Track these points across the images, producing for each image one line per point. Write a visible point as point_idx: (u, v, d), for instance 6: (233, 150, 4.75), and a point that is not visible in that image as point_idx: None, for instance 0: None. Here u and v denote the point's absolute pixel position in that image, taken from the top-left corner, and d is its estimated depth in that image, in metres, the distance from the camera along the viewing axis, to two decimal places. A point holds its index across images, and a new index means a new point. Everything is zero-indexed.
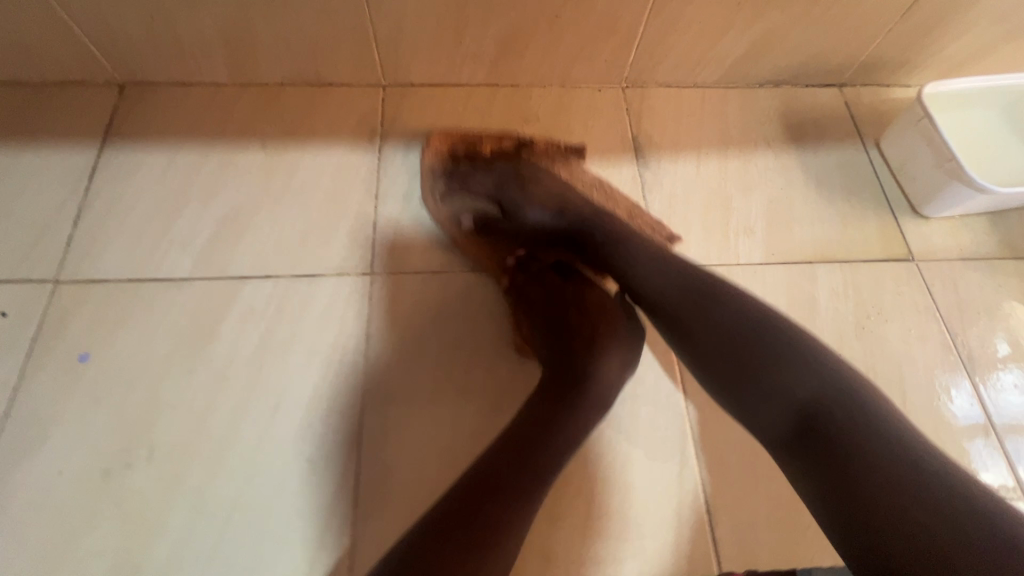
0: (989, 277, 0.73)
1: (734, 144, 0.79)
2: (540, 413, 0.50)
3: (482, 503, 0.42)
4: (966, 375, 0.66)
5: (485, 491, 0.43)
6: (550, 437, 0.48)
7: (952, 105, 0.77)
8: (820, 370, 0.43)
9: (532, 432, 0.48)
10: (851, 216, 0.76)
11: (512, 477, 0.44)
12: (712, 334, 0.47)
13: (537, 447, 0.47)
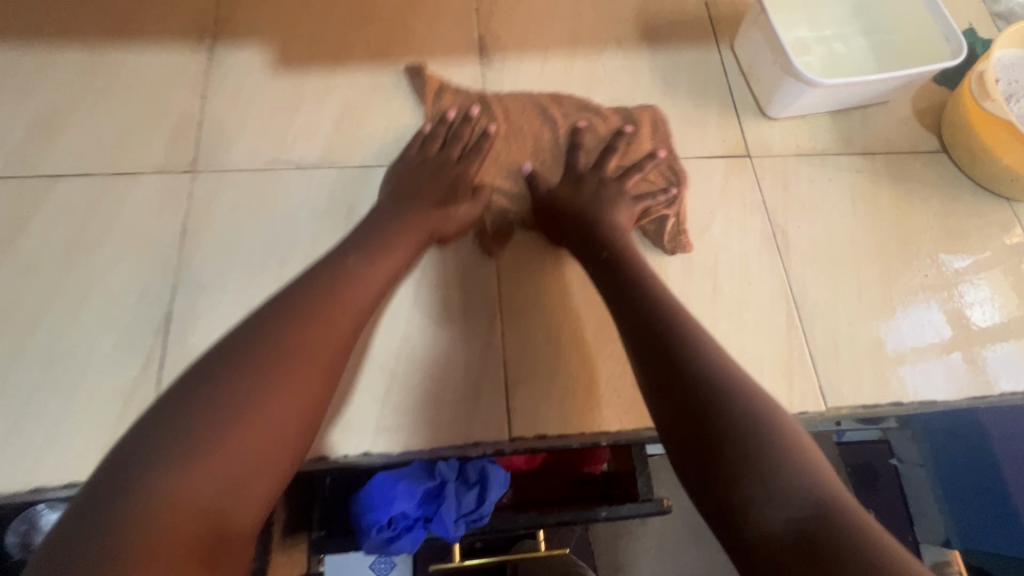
0: (824, 172, 0.74)
1: (584, 45, 0.78)
2: (261, 333, 0.46)
3: (195, 422, 0.41)
4: (782, 263, 0.68)
5: (190, 411, 0.41)
6: (290, 355, 0.46)
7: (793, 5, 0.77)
8: (728, 378, 0.46)
9: (250, 361, 0.44)
10: (693, 116, 0.75)
11: (258, 393, 0.43)
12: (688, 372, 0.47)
13: (266, 372, 0.44)
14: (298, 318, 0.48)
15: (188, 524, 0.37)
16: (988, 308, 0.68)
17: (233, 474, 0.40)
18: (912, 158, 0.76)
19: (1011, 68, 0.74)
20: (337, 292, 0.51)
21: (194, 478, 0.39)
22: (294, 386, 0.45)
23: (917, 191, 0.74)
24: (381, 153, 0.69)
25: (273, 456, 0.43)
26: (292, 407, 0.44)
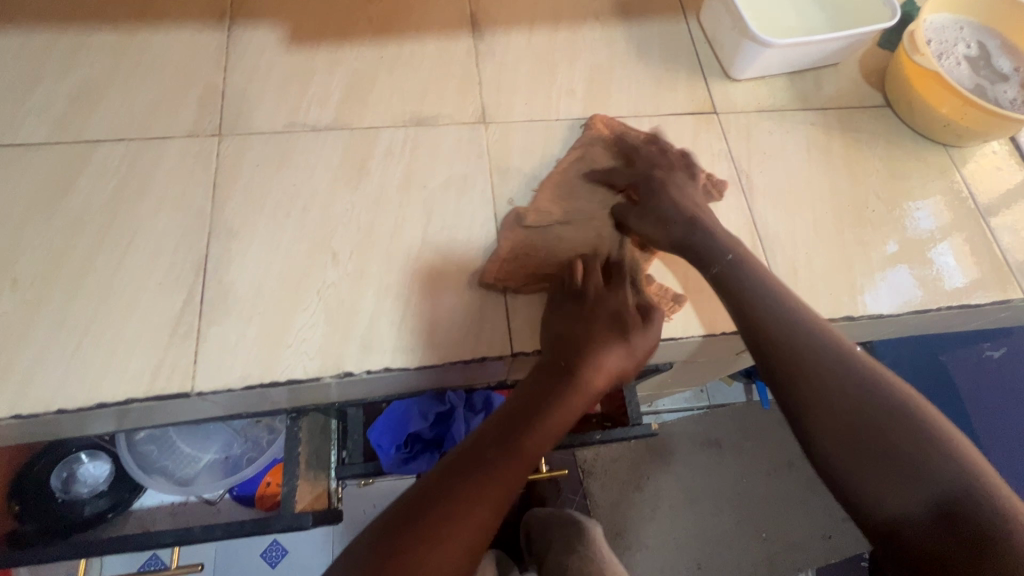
0: (781, 125, 0.83)
1: (565, 19, 0.87)
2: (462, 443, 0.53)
3: (443, 505, 0.49)
4: (746, 203, 0.77)
5: (436, 508, 0.49)
6: (510, 451, 0.53)
7: None
8: (811, 375, 0.51)
9: (465, 465, 0.51)
10: (665, 80, 0.84)
11: (476, 489, 0.50)
12: (801, 381, 0.51)
13: (482, 467, 0.51)
14: (502, 441, 0.53)
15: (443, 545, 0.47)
16: (953, 271, 0.76)
17: (478, 525, 0.49)
18: (861, 112, 0.86)
19: (941, 31, 0.85)
20: (546, 399, 0.56)
21: (457, 532, 0.48)
22: (519, 467, 0.53)
23: (864, 140, 0.84)
24: (388, 116, 0.77)
25: (497, 508, 0.50)
26: (518, 467, 0.53)
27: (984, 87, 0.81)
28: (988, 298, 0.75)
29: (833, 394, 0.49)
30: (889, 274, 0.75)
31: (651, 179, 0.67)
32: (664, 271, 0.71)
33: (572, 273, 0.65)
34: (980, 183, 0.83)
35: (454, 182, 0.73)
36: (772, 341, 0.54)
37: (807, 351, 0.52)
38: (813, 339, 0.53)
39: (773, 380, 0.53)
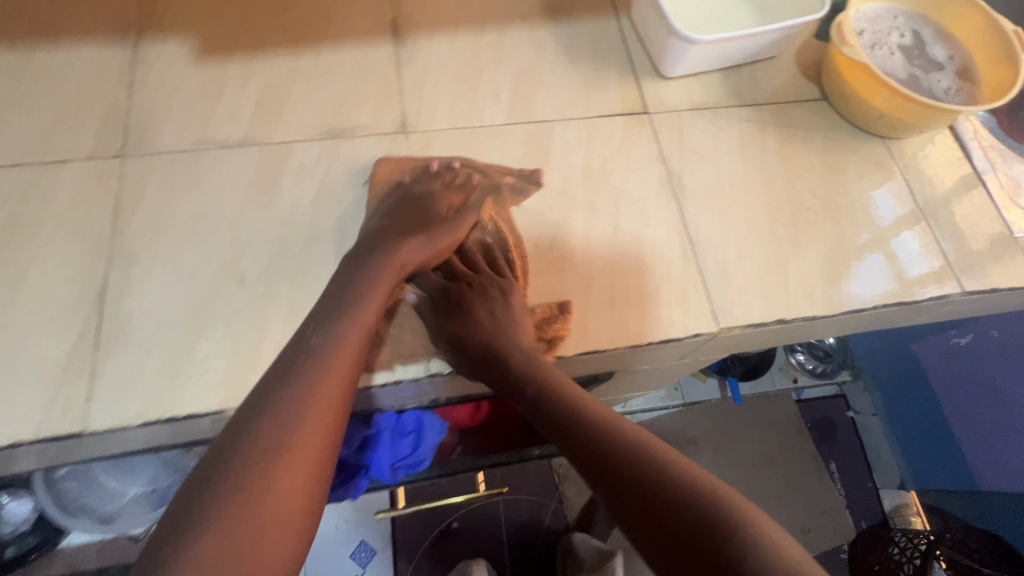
0: (715, 123, 0.81)
1: (491, 21, 0.84)
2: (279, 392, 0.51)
3: (252, 463, 0.47)
4: (677, 205, 0.74)
5: (291, 463, 0.48)
6: (320, 377, 0.52)
7: None
8: (611, 442, 0.53)
9: (269, 406, 0.50)
10: (595, 80, 0.82)
11: (282, 438, 0.48)
12: (600, 440, 0.54)
13: (292, 406, 0.50)
14: (298, 367, 0.52)
15: (290, 492, 0.47)
16: (915, 258, 0.75)
17: (304, 478, 0.48)
18: (798, 106, 0.84)
19: (875, 21, 0.83)
20: (349, 310, 0.57)
21: (275, 484, 0.47)
22: (331, 388, 0.52)
23: (801, 135, 0.81)
24: (302, 129, 0.74)
25: (318, 452, 0.50)
26: (334, 382, 0.52)
27: (917, 77, 0.80)
28: (927, 293, 0.73)
29: (643, 465, 0.50)
30: (857, 263, 0.74)
31: (496, 186, 0.73)
32: (590, 281, 0.69)
33: (404, 241, 0.64)
34: (919, 174, 0.81)
35: (370, 197, 0.70)
36: (553, 407, 0.57)
37: (610, 424, 0.55)
38: (573, 395, 0.58)
39: (581, 450, 0.54)
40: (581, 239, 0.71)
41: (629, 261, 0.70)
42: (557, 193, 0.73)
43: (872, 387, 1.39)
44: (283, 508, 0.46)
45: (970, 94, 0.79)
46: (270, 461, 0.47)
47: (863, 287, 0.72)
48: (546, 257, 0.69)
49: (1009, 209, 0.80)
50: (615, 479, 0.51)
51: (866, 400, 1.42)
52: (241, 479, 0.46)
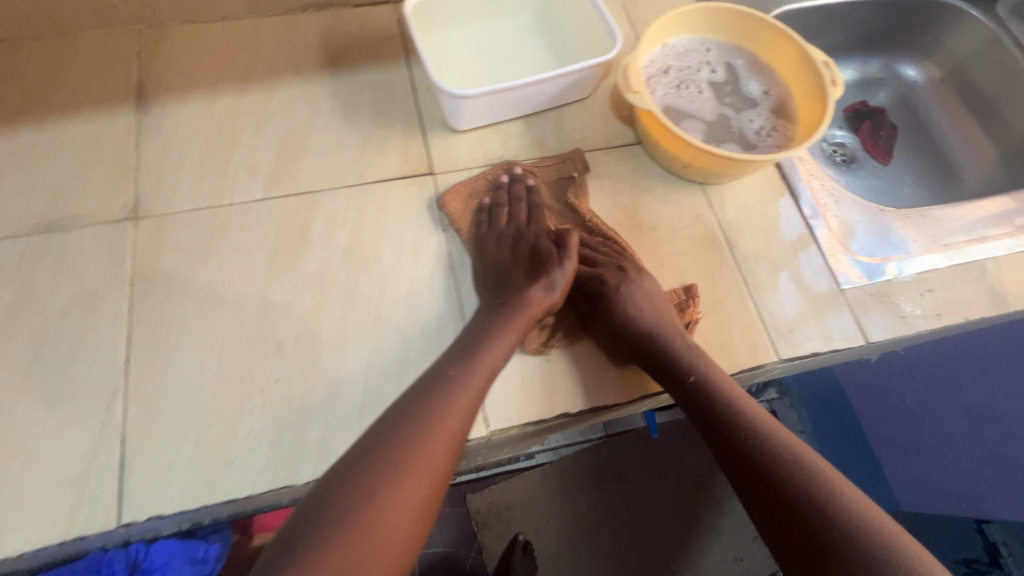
0: (510, 181, 0.72)
1: (257, 77, 0.74)
2: (391, 424, 0.51)
3: (357, 507, 0.46)
4: (454, 283, 0.65)
5: (347, 530, 0.45)
6: (428, 432, 0.50)
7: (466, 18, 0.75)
8: (783, 452, 0.54)
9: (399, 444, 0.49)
10: (374, 138, 0.72)
11: (394, 472, 0.48)
12: (762, 444, 0.55)
13: (406, 437, 0.50)
14: (435, 397, 0.53)
15: (399, 525, 0.46)
16: (816, 279, 0.70)
17: (415, 513, 0.48)
18: (607, 154, 0.75)
19: (684, 55, 0.75)
20: (490, 339, 0.58)
21: (394, 514, 0.46)
22: (455, 420, 0.52)
23: (607, 188, 0.73)
24: (11, 222, 0.63)
25: (437, 477, 0.50)
26: (455, 420, 0.52)
27: (727, 118, 0.72)
28: (737, 365, 0.65)
29: (792, 474, 0.52)
30: (778, 282, 0.69)
31: (569, 177, 0.73)
32: (338, 387, 0.59)
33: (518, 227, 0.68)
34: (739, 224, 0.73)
35: (79, 303, 0.60)
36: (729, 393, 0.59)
37: (783, 441, 0.55)
38: (750, 410, 0.57)
39: (750, 446, 0.55)
40: (333, 335, 0.61)
41: (388, 358, 0.60)
42: (311, 280, 0.63)
43: (799, 405, 1.18)
44: (378, 550, 0.45)
45: (784, 135, 0.71)
46: (402, 502, 0.47)
47: (786, 307, 0.68)
48: (288, 361, 0.59)
49: (835, 258, 0.72)
50: (762, 483, 0.53)
51: (794, 417, 1.19)
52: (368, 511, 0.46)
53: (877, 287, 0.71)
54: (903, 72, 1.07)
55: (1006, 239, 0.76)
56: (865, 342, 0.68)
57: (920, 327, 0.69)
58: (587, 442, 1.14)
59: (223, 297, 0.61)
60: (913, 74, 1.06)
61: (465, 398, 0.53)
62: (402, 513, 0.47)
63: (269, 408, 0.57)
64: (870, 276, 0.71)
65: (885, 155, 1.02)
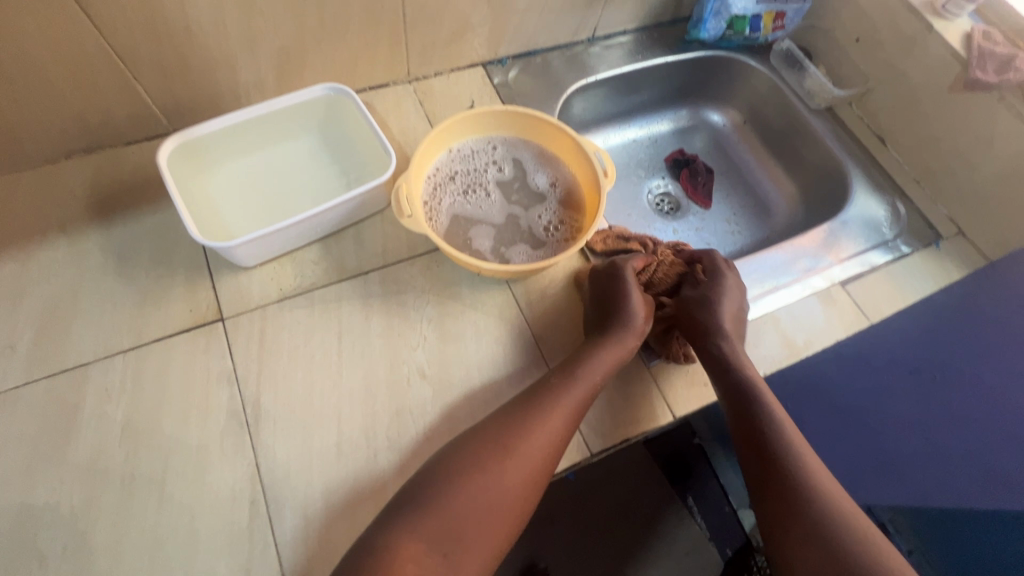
0: (308, 311, 0.70)
1: (14, 241, 0.68)
2: (513, 409, 0.61)
3: (460, 473, 0.56)
4: (247, 441, 0.61)
5: (449, 497, 0.55)
6: (534, 422, 0.59)
7: (236, 146, 0.72)
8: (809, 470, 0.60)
9: (501, 439, 0.58)
10: (153, 290, 0.68)
11: (500, 450, 0.57)
12: (781, 439, 0.63)
13: (523, 422, 0.59)
14: (549, 393, 0.62)
15: (499, 500, 0.56)
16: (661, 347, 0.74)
17: (516, 494, 0.57)
18: (409, 264, 0.74)
19: (471, 157, 0.77)
20: (592, 347, 0.66)
21: (497, 485, 0.56)
22: (558, 416, 0.60)
23: (411, 301, 0.72)
24: None
25: (538, 464, 0.58)
26: (556, 418, 0.60)
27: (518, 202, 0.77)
28: (553, 469, 0.65)
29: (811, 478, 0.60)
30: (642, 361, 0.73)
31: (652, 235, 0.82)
32: None
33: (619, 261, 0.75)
34: (546, 319, 0.73)
35: None
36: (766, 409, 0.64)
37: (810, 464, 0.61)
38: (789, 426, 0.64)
39: (761, 445, 0.63)
40: (107, 531, 0.56)
41: (174, 545, 0.56)
42: (82, 470, 0.58)
43: None
44: (470, 513, 0.55)
45: (570, 227, 0.75)
46: (502, 478, 0.57)
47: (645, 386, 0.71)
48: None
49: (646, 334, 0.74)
50: (762, 485, 0.61)
51: None
52: (469, 473, 0.56)
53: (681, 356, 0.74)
54: (709, 117, 1.15)
55: (794, 285, 0.84)
56: (671, 416, 0.70)
57: None
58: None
59: None
60: (718, 117, 1.15)
61: (573, 393, 0.62)
62: (496, 492, 0.56)
63: None
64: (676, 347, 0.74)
65: (704, 200, 1.08)
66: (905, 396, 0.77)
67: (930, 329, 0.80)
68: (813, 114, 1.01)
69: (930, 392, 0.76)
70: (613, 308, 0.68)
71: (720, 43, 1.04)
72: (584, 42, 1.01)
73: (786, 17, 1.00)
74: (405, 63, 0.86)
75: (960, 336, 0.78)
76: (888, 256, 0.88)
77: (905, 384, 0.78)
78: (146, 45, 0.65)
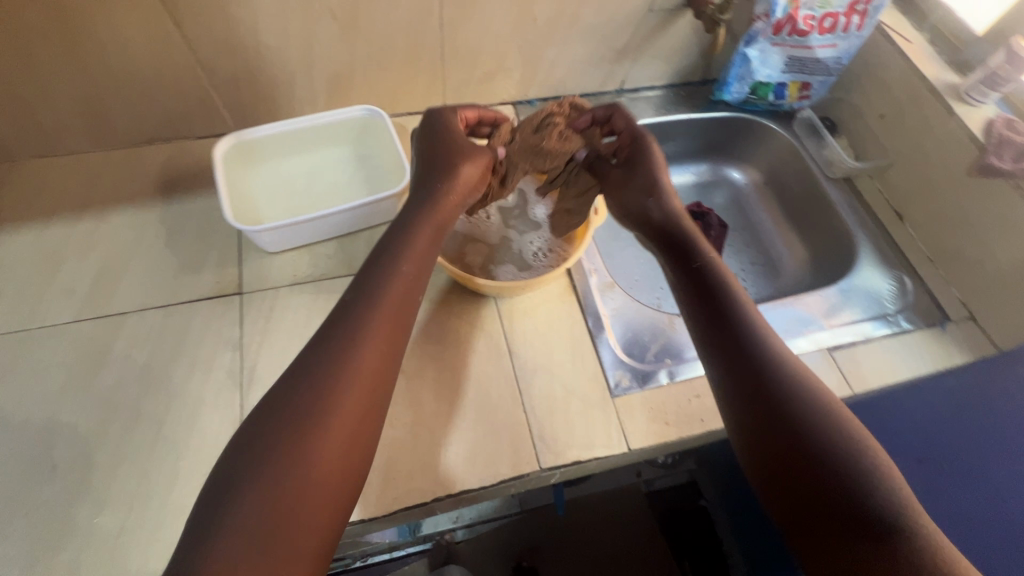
0: (313, 298, 0.79)
1: (93, 206, 0.82)
2: (335, 334, 0.54)
3: (299, 424, 0.49)
4: (237, 401, 0.70)
5: (278, 443, 0.48)
6: (356, 342, 0.54)
7: (281, 150, 0.85)
8: (796, 381, 0.54)
9: (324, 378, 0.51)
10: (191, 260, 0.80)
11: (329, 380, 0.51)
12: (763, 349, 0.56)
13: (339, 348, 0.53)
14: (362, 307, 0.56)
15: (338, 437, 0.49)
16: (629, 381, 0.77)
17: (349, 435, 0.50)
18: None
19: None
20: (424, 215, 0.65)
21: (338, 426, 0.50)
22: (380, 331, 0.55)
23: None
24: None
25: (370, 387, 0.53)
26: (377, 337, 0.55)
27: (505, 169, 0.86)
28: (500, 476, 0.69)
29: (806, 391, 0.53)
30: (607, 390, 0.76)
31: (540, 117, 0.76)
32: (102, 508, 0.62)
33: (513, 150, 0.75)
34: (526, 338, 0.79)
35: None
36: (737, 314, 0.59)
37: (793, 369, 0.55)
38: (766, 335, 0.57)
39: (738, 358, 0.56)
40: (108, 453, 0.65)
41: (158, 477, 0.65)
42: (100, 399, 0.68)
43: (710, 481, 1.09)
44: (322, 461, 0.48)
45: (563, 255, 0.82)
46: (337, 407, 0.50)
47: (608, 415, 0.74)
48: (59, 483, 0.63)
49: (615, 366, 0.78)
50: (752, 406, 0.54)
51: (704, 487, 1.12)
52: (296, 422, 0.49)
53: (647, 393, 0.76)
54: (730, 175, 1.18)
55: None
56: (626, 448, 0.72)
57: (684, 432, 0.74)
58: (506, 517, 1.07)
59: (10, 420, 0.66)
60: (739, 176, 1.18)
61: (398, 294, 0.58)
62: (341, 429, 0.50)
63: (32, 526, 0.61)
64: (643, 383, 0.77)
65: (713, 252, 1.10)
66: (911, 488, 0.72)
67: (940, 419, 0.77)
68: (830, 182, 1.02)
69: (936, 487, 0.72)
70: (442, 164, 0.69)
71: (744, 106, 1.09)
72: (612, 93, 1.09)
73: (812, 87, 1.04)
74: (442, 96, 0.97)
75: (971, 433, 0.75)
76: (885, 330, 0.87)
77: (915, 474, 0.73)
78: (223, 59, 0.79)
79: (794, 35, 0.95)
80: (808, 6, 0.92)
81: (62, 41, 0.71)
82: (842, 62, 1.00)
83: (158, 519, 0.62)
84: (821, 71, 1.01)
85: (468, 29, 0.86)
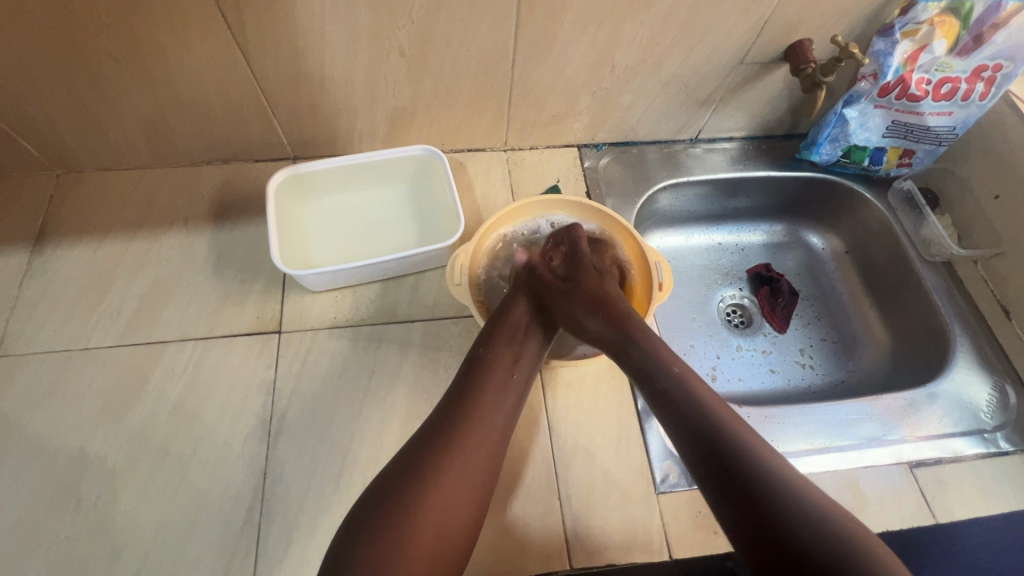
0: (352, 344, 0.76)
1: (148, 224, 0.82)
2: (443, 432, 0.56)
3: (403, 511, 0.50)
4: (265, 450, 0.68)
5: (381, 532, 0.49)
6: (462, 442, 0.55)
7: (335, 185, 0.83)
8: (744, 439, 0.54)
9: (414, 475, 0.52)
10: (234, 292, 0.78)
11: (434, 475, 0.52)
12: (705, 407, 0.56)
13: (447, 446, 0.55)
14: (467, 418, 0.57)
15: (443, 537, 0.50)
16: (677, 475, 0.70)
17: (449, 531, 0.51)
18: (453, 323, 0.78)
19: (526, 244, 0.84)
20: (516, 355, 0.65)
21: (439, 518, 0.51)
22: (479, 439, 0.56)
23: (443, 359, 0.75)
24: None
25: (469, 487, 0.54)
26: (481, 441, 0.56)
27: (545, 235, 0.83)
28: (525, 569, 0.64)
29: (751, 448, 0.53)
30: (654, 484, 0.69)
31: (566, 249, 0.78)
32: (121, 551, 0.61)
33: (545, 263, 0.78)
34: (568, 414, 0.74)
35: None
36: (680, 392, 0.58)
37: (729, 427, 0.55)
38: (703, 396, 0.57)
39: (692, 421, 0.56)
40: (132, 493, 0.64)
41: (178, 524, 0.63)
42: (131, 434, 0.67)
43: None
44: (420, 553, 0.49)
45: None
46: (441, 500, 0.51)
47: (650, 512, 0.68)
48: (82, 520, 0.62)
49: (662, 457, 0.71)
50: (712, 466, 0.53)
51: None
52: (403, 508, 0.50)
53: (696, 494, 0.69)
54: (807, 238, 1.08)
55: (849, 449, 0.75)
56: (667, 555, 0.66)
57: (734, 544, 0.66)
58: None
59: (45, 445, 0.66)
60: (818, 241, 1.07)
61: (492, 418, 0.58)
62: (442, 524, 0.51)
63: (50, 564, 0.60)
64: (693, 481, 0.69)
65: (781, 323, 0.99)
66: None
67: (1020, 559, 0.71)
68: (926, 265, 0.91)
69: None
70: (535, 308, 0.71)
71: (832, 168, 0.99)
72: (685, 142, 1.01)
73: (916, 155, 0.94)
74: (505, 134, 0.92)
75: None
76: (979, 449, 0.76)
77: None
78: (287, 89, 0.77)
79: (904, 98, 0.85)
80: (925, 69, 0.81)
81: (131, 66, 0.70)
82: (956, 132, 0.88)
83: (174, 570, 0.61)
84: (929, 139, 0.90)
85: (540, 72, 0.81)
